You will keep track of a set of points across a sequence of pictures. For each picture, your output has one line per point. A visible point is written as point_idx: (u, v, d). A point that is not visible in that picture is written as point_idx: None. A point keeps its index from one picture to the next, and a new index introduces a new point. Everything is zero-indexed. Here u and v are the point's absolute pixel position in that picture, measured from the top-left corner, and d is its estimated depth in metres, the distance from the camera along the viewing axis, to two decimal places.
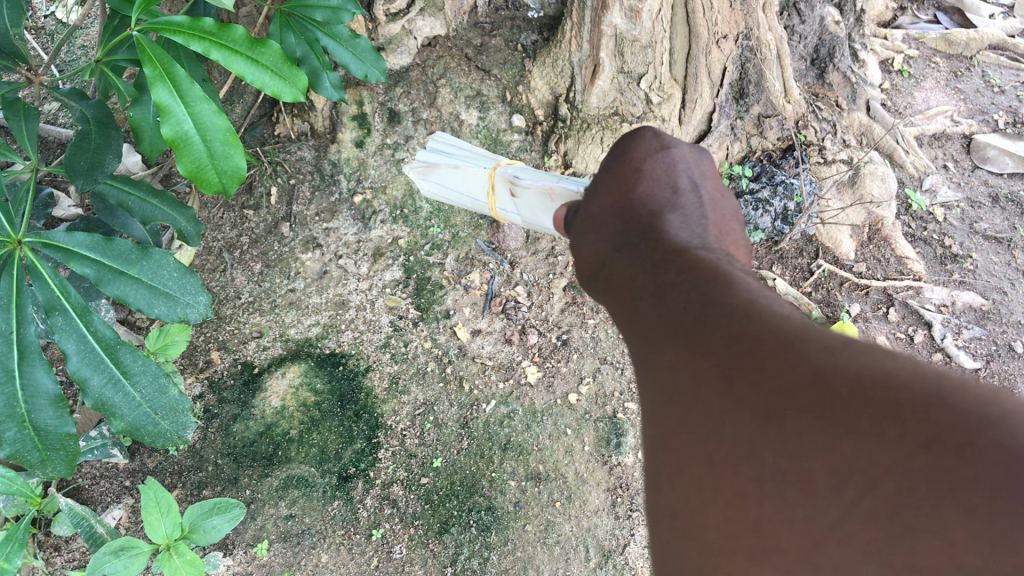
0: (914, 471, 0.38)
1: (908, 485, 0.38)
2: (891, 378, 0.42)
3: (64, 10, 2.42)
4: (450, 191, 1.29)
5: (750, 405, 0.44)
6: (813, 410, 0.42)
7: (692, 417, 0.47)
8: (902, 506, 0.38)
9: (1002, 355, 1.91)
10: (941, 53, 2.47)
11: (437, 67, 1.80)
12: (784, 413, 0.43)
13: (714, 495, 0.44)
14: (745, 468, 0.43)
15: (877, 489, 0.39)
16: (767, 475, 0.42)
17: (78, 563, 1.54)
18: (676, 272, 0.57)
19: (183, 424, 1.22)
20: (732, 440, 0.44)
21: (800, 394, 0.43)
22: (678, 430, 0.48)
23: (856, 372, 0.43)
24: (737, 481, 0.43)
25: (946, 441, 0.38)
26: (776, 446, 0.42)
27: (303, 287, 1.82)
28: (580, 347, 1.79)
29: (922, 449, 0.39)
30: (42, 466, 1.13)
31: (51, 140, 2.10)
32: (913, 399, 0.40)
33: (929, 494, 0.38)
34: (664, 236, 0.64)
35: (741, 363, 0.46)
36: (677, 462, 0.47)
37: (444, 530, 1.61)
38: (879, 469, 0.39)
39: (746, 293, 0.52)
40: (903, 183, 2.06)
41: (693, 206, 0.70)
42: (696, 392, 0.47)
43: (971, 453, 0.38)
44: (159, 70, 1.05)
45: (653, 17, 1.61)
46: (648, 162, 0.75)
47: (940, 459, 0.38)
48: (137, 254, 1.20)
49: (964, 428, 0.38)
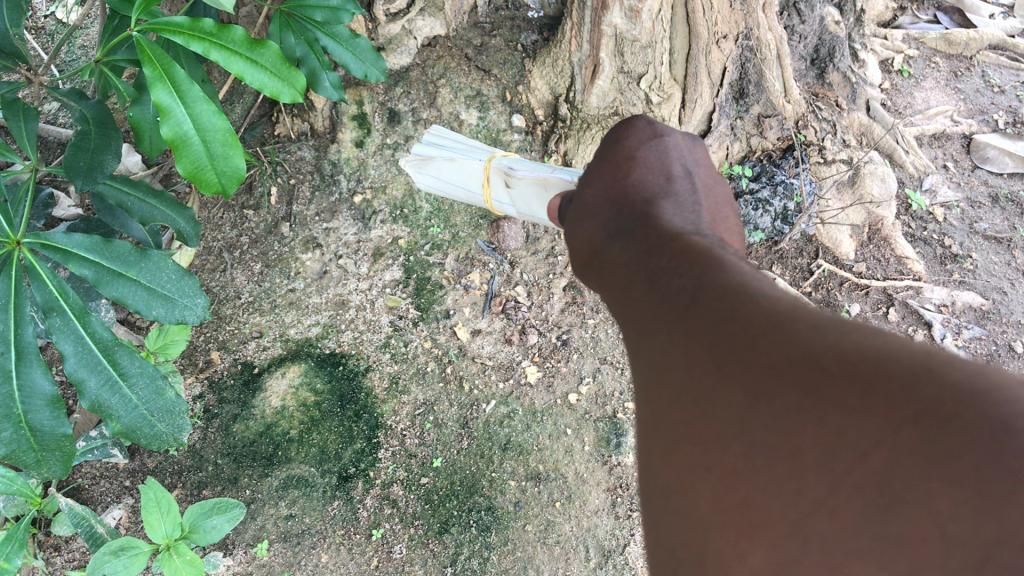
0: (902, 444, 0.37)
1: (896, 458, 0.37)
2: (880, 355, 0.42)
3: (64, 10, 2.41)
4: (447, 184, 1.29)
5: (741, 385, 0.44)
6: (803, 387, 0.41)
7: (684, 397, 0.47)
8: (891, 479, 0.37)
9: (1001, 355, 1.90)
10: (941, 53, 2.47)
11: (437, 68, 1.80)
12: (773, 392, 0.42)
13: (705, 472, 0.43)
14: (736, 445, 0.42)
15: (866, 461, 0.38)
16: (758, 451, 0.41)
17: (78, 563, 1.54)
18: (668, 258, 0.58)
19: (181, 426, 1.22)
20: (723, 420, 0.44)
21: (790, 371, 0.42)
22: (671, 411, 0.47)
23: (845, 350, 0.42)
24: (727, 459, 0.42)
25: (933, 414, 0.38)
26: (766, 424, 0.42)
27: (303, 287, 1.82)
28: (580, 347, 1.79)
29: (909, 423, 0.38)
30: (38, 466, 1.13)
31: (51, 141, 2.10)
32: (901, 374, 0.40)
33: (917, 466, 0.37)
34: (658, 223, 0.64)
35: (732, 344, 0.46)
36: (667, 441, 0.47)
37: (444, 530, 1.61)
38: (867, 442, 0.38)
39: (738, 277, 0.52)
40: (903, 183, 2.06)
41: (687, 193, 0.70)
42: (689, 373, 0.47)
43: (957, 425, 0.37)
44: (159, 70, 1.05)
45: (653, 17, 1.62)
46: (641, 150, 0.75)
47: (926, 432, 0.38)
48: (136, 256, 1.20)
49: (950, 402, 0.38)
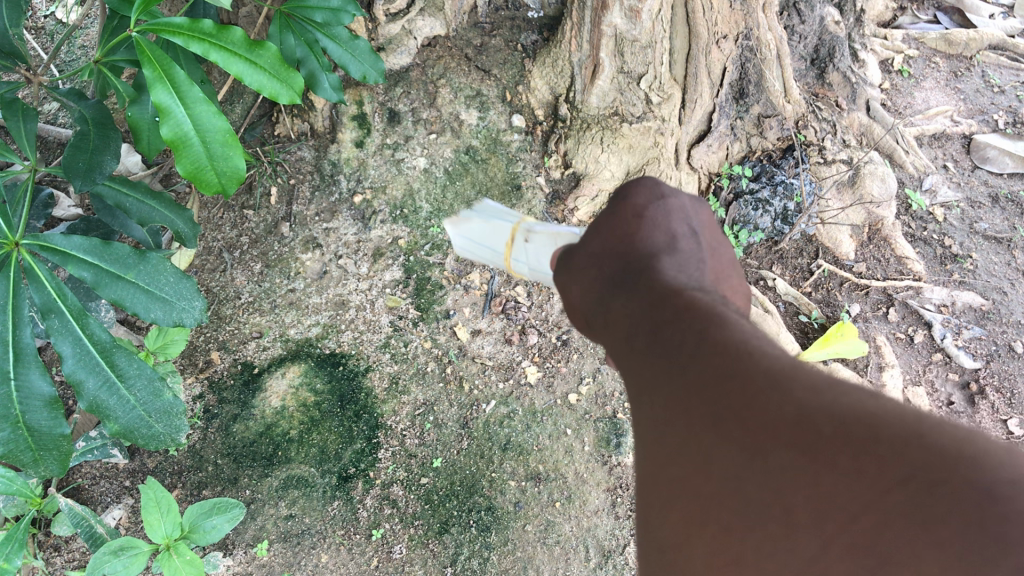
0: (891, 507, 0.39)
1: (884, 521, 0.39)
2: (871, 416, 0.42)
3: (64, 10, 2.42)
4: (477, 246, 1.22)
5: (738, 442, 0.44)
6: (797, 446, 0.42)
7: (681, 451, 0.47)
8: (880, 542, 0.38)
9: (1002, 355, 1.89)
10: (941, 53, 2.47)
11: (437, 68, 1.80)
12: (769, 449, 0.43)
13: (701, 529, 0.44)
14: (731, 502, 0.43)
15: (854, 524, 0.39)
16: (752, 509, 0.42)
17: (78, 563, 1.54)
18: (667, 305, 0.58)
19: (178, 427, 1.22)
20: (720, 476, 0.44)
21: (786, 432, 0.42)
22: (666, 464, 0.48)
23: (840, 413, 0.43)
24: (722, 514, 0.43)
25: (922, 477, 0.39)
26: (761, 482, 0.42)
27: (303, 287, 1.82)
28: (581, 347, 1.79)
29: (898, 488, 0.39)
30: (36, 465, 1.13)
31: (51, 141, 2.11)
32: (891, 438, 0.41)
33: (905, 529, 0.38)
34: (658, 272, 0.64)
35: (729, 400, 0.46)
36: (667, 492, 0.48)
37: (444, 530, 1.60)
38: (858, 505, 0.39)
39: (739, 332, 0.51)
40: (903, 183, 2.06)
41: (692, 251, 0.69)
42: (687, 427, 0.47)
43: (943, 490, 0.38)
44: (158, 71, 1.05)
45: (653, 17, 1.62)
46: (650, 208, 0.73)
47: (915, 497, 0.38)
48: (134, 258, 1.20)
49: (937, 466, 0.39)
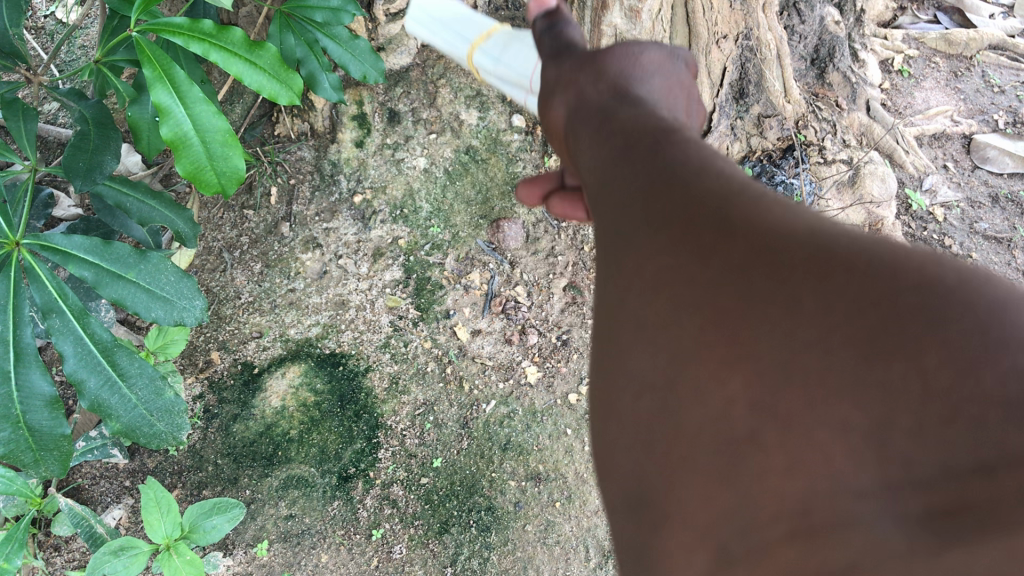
0: (902, 308, 0.42)
1: (894, 318, 0.42)
2: (885, 245, 0.47)
3: (64, 10, 2.41)
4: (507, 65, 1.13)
5: (751, 245, 0.49)
6: (814, 256, 0.46)
7: (689, 248, 0.51)
8: (885, 334, 0.42)
9: None
10: (941, 53, 2.47)
11: (438, 67, 1.78)
12: (782, 251, 0.47)
13: (700, 313, 0.48)
14: (739, 292, 0.47)
15: (862, 317, 0.43)
16: (759, 299, 0.46)
17: (78, 563, 1.54)
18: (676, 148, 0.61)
19: (179, 425, 1.21)
20: (729, 272, 0.48)
21: (805, 245, 0.47)
22: (669, 263, 0.52)
23: (858, 241, 0.47)
24: (728, 297, 0.47)
25: (932, 288, 0.43)
26: (772, 273, 0.47)
27: (303, 287, 1.82)
28: (580, 347, 1.80)
29: (911, 293, 0.43)
30: (37, 465, 1.12)
31: (50, 140, 2.11)
32: (904, 258, 0.45)
33: (911, 326, 0.42)
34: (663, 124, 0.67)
35: (748, 217, 0.51)
36: (663, 286, 0.51)
37: (444, 530, 1.60)
38: (869, 301, 0.43)
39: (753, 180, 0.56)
40: (903, 183, 2.06)
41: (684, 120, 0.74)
42: (700, 232, 0.51)
43: (953, 298, 0.42)
44: (158, 71, 1.05)
45: (653, 17, 1.63)
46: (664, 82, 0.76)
47: (927, 301, 0.42)
48: (135, 258, 1.20)
49: (946, 282, 0.43)
